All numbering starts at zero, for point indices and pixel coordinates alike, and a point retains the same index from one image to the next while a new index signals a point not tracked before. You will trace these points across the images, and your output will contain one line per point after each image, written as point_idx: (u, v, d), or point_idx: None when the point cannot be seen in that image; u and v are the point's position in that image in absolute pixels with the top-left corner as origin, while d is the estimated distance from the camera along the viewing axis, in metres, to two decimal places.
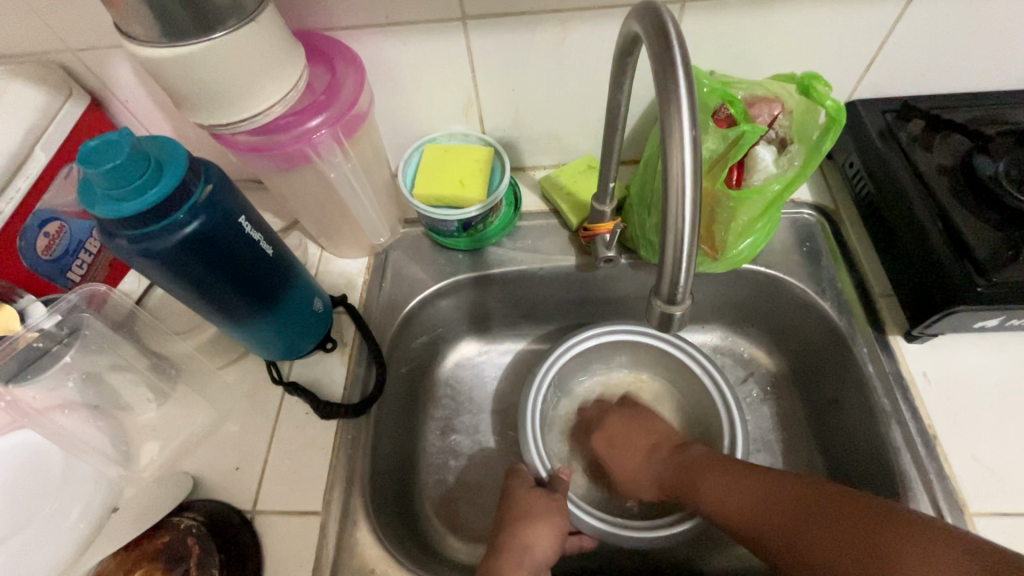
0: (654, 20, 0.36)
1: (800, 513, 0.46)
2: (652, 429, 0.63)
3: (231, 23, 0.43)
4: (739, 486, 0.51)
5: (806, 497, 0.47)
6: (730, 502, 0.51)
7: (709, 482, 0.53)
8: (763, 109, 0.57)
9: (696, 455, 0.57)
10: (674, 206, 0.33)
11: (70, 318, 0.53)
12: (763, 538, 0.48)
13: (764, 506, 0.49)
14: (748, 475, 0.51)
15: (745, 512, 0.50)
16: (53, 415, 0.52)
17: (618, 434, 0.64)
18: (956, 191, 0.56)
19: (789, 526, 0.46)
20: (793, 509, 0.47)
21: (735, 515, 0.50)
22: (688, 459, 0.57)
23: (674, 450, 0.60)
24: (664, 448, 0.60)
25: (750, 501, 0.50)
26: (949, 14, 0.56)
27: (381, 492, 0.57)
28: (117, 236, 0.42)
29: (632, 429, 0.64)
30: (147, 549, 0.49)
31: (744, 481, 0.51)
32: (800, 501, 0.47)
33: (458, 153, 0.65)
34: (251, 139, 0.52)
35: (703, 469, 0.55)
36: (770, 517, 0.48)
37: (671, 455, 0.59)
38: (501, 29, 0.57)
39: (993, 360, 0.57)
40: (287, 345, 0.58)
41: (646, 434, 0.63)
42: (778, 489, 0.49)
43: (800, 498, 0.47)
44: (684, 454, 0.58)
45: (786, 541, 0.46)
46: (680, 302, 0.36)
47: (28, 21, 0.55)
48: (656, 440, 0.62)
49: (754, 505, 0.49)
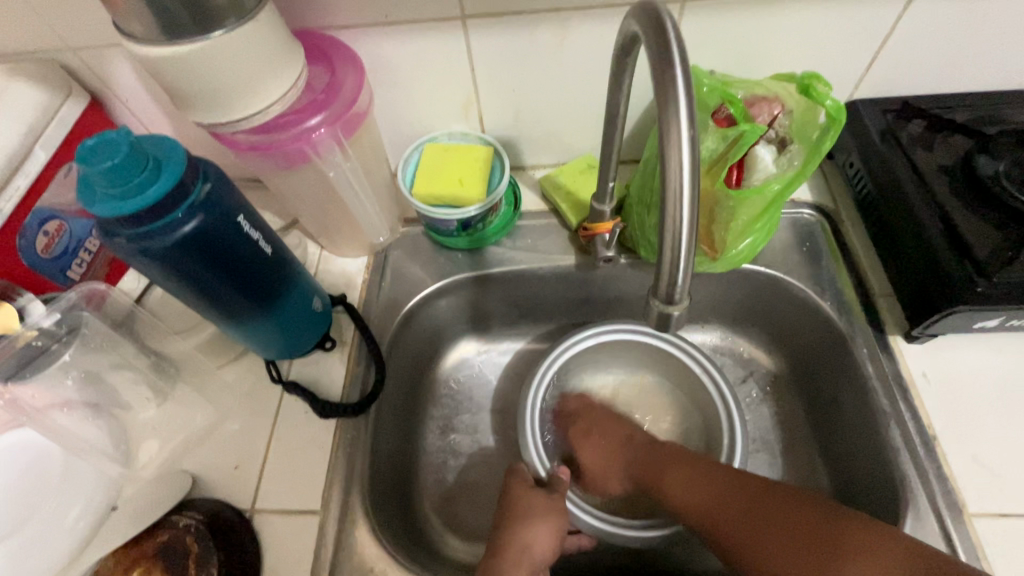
0: (652, 19, 0.35)
1: (764, 511, 0.47)
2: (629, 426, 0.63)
3: (229, 23, 0.43)
4: (704, 481, 0.51)
5: (773, 495, 0.48)
6: (691, 497, 0.51)
7: (676, 479, 0.53)
8: (764, 108, 0.56)
9: (666, 451, 0.57)
10: (672, 206, 0.33)
11: (68, 317, 0.53)
12: (720, 532, 0.48)
13: (726, 501, 0.49)
14: (714, 471, 0.52)
15: (705, 507, 0.50)
16: (52, 413, 0.51)
17: (597, 424, 0.64)
18: (957, 191, 0.56)
19: (749, 523, 0.47)
20: (757, 506, 0.47)
21: (694, 510, 0.51)
22: (657, 455, 0.57)
23: (647, 444, 0.59)
24: (637, 441, 0.60)
25: (712, 496, 0.50)
26: (950, 13, 0.56)
27: (379, 491, 0.57)
28: (115, 234, 0.41)
29: (610, 422, 0.64)
30: (146, 547, 0.49)
31: (710, 477, 0.51)
32: (767, 500, 0.47)
33: (458, 152, 0.65)
34: (251, 138, 0.52)
35: (672, 466, 0.55)
36: (730, 511, 0.48)
37: (644, 447, 0.59)
38: (500, 28, 0.57)
39: (993, 360, 0.57)
40: (286, 344, 0.58)
41: (621, 430, 0.62)
42: (745, 486, 0.49)
43: (764, 495, 0.48)
44: (654, 449, 0.58)
45: (742, 536, 0.47)
46: (678, 301, 0.36)
47: (28, 19, 0.55)
48: (630, 434, 0.62)
49: (715, 499, 0.50)
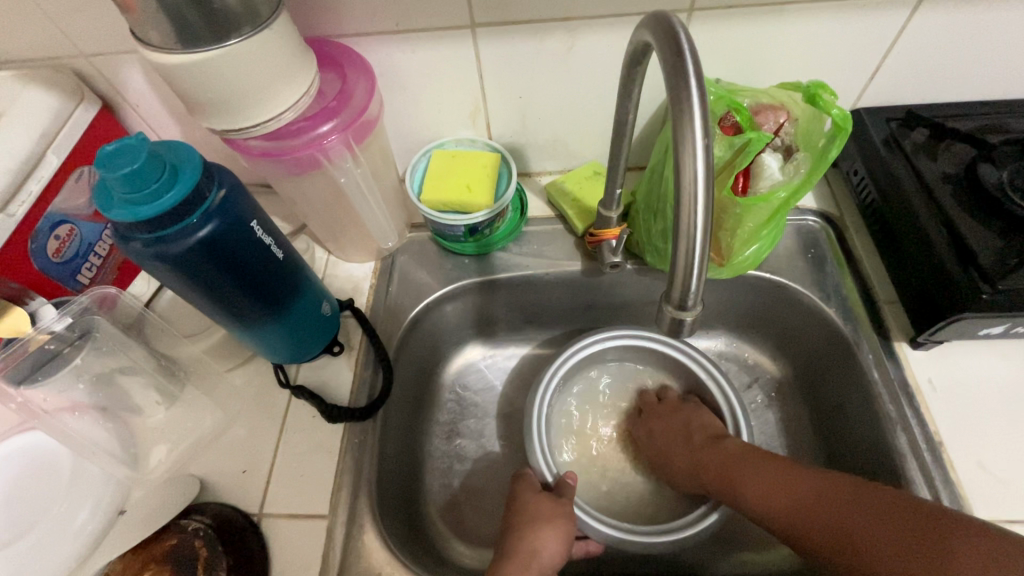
0: (665, 29, 0.36)
1: (848, 512, 0.46)
2: (683, 416, 0.63)
3: (245, 31, 0.44)
4: (784, 482, 0.51)
5: (853, 495, 0.47)
6: (773, 496, 0.51)
7: (751, 480, 0.53)
8: (770, 117, 0.57)
9: (732, 450, 0.57)
10: (687, 214, 0.33)
11: (80, 322, 0.54)
12: (811, 536, 0.48)
13: (812, 504, 0.48)
14: (792, 474, 0.51)
15: (790, 512, 0.50)
16: (64, 416, 0.53)
17: (656, 426, 0.65)
18: (961, 198, 0.57)
19: (836, 524, 0.46)
20: (840, 506, 0.47)
21: (780, 515, 0.50)
22: (722, 454, 0.57)
23: (708, 441, 0.59)
24: (697, 437, 0.60)
25: (796, 500, 0.50)
26: (954, 23, 0.57)
27: (387, 497, 0.57)
28: (131, 239, 0.42)
29: (671, 419, 0.64)
30: (155, 551, 0.48)
31: (791, 479, 0.51)
32: (850, 500, 0.47)
33: (466, 158, 0.65)
34: (262, 145, 0.52)
35: (743, 465, 0.54)
36: (816, 514, 0.48)
37: (706, 446, 0.59)
38: (510, 37, 0.57)
39: (997, 367, 0.58)
40: (295, 348, 0.58)
41: (684, 426, 0.62)
42: (825, 488, 0.49)
43: (849, 496, 0.47)
44: (719, 447, 0.58)
45: (833, 537, 0.46)
46: (691, 308, 0.36)
47: (41, 25, 0.56)
48: (690, 430, 0.61)
49: (800, 502, 0.49)
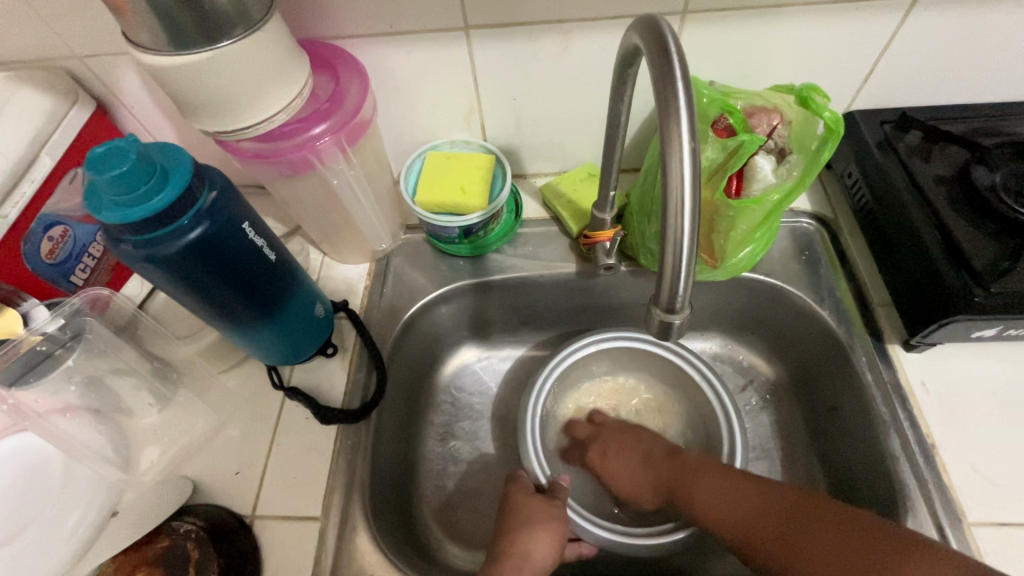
0: (653, 32, 0.36)
1: (806, 529, 0.46)
2: (637, 435, 0.63)
3: (236, 33, 0.44)
4: (739, 494, 0.51)
5: (805, 510, 0.48)
6: (730, 511, 0.51)
7: (705, 492, 0.53)
8: (763, 119, 0.57)
9: (689, 461, 0.56)
10: (673, 217, 0.33)
11: (73, 322, 0.54)
12: (762, 547, 0.48)
13: (765, 518, 0.49)
14: (743, 486, 0.51)
15: (742, 524, 0.50)
16: (54, 419, 0.52)
17: (608, 448, 0.63)
18: (955, 201, 0.57)
19: (789, 536, 0.47)
20: (792, 520, 0.48)
21: (731, 527, 0.50)
22: (680, 466, 0.57)
23: (668, 455, 0.59)
24: (657, 453, 0.60)
25: (749, 512, 0.50)
26: (947, 26, 0.57)
27: (380, 499, 0.57)
28: (122, 241, 0.42)
29: (620, 441, 0.63)
30: (147, 553, 0.48)
31: (743, 490, 0.51)
32: (802, 516, 0.47)
33: (460, 160, 0.65)
34: (255, 146, 0.52)
35: (698, 477, 0.54)
36: (768, 528, 0.48)
37: (666, 460, 0.58)
38: (503, 39, 0.57)
39: (990, 369, 0.58)
40: (288, 349, 0.58)
41: (638, 444, 0.62)
42: (778, 501, 0.49)
43: (802, 510, 0.48)
44: (676, 460, 0.58)
45: (785, 551, 0.47)
46: (679, 310, 0.36)
47: (35, 27, 0.56)
48: (647, 449, 0.61)
49: (751, 516, 0.50)
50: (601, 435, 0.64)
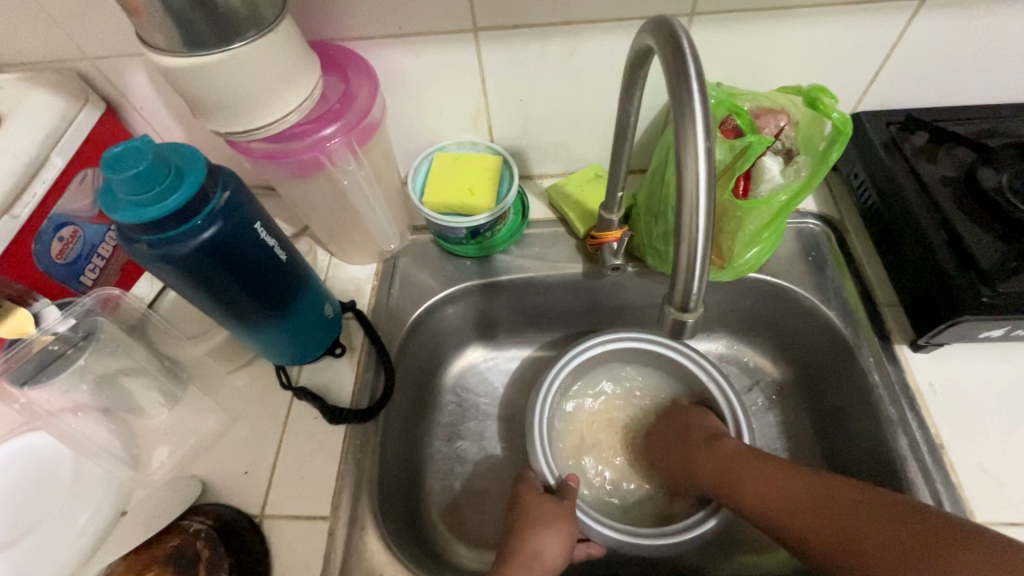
0: (667, 33, 0.36)
1: (838, 514, 0.47)
2: (684, 419, 0.64)
3: (249, 35, 0.44)
4: (776, 481, 0.52)
5: (852, 496, 0.47)
6: (769, 498, 0.51)
7: (750, 478, 0.53)
8: (770, 120, 0.58)
9: (729, 449, 0.57)
10: (688, 215, 0.33)
11: (84, 323, 0.54)
12: (806, 534, 0.48)
13: (811, 504, 0.48)
14: (788, 474, 0.52)
15: (788, 513, 0.50)
16: (65, 418, 0.53)
17: (663, 433, 0.66)
18: (961, 201, 0.57)
19: (824, 521, 0.47)
20: (839, 507, 0.47)
21: (777, 514, 0.50)
22: (718, 454, 0.57)
23: (706, 440, 0.59)
24: (696, 438, 0.60)
25: (794, 500, 0.50)
26: (953, 28, 0.57)
27: (389, 499, 0.57)
28: (137, 240, 0.42)
29: (671, 423, 0.65)
30: (156, 552, 0.48)
31: (788, 477, 0.51)
32: (835, 501, 0.47)
33: (468, 161, 0.66)
34: (265, 147, 0.52)
35: (742, 463, 0.55)
36: (812, 514, 0.48)
37: (702, 446, 0.59)
38: (512, 40, 0.58)
39: (997, 370, 0.58)
40: (296, 349, 0.58)
41: (684, 427, 0.63)
42: (824, 488, 0.49)
43: (835, 497, 0.48)
44: (715, 445, 0.58)
45: (826, 538, 0.46)
46: (694, 309, 0.37)
47: (47, 28, 0.56)
48: (688, 434, 0.62)
49: (797, 503, 0.49)
50: (660, 427, 0.67)
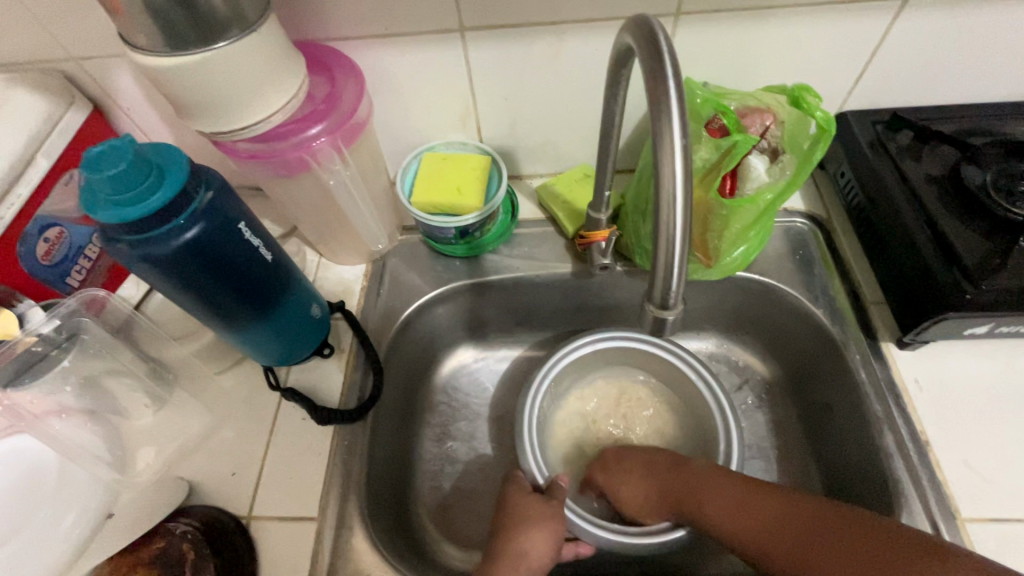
0: (645, 33, 0.36)
1: (811, 531, 0.46)
2: (642, 454, 0.61)
3: (233, 34, 0.44)
4: (746, 501, 0.51)
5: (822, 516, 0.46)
6: (742, 521, 0.50)
7: (716, 498, 0.52)
8: (756, 119, 0.58)
9: (697, 470, 0.55)
10: (666, 213, 0.34)
11: (68, 323, 0.53)
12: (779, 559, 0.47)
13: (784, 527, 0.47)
14: (757, 493, 0.51)
15: (755, 531, 0.49)
16: (51, 420, 0.51)
17: (614, 470, 0.61)
18: (946, 200, 0.57)
19: (797, 541, 0.46)
20: (813, 532, 0.46)
21: (750, 540, 0.49)
22: (688, 478, 0.55)
23: (671, 466, 0.57)
24: (660, 466, 0.58)
25: (763, 520, 0.49)
26: (936, 27, 0.57)
27: (377, 498, 0.57)
28: (117, 241, 0.42)
29: (626, 458, 0.61)
30: (143, 554, 0.49)
31: (754, 500, 0.50)
32: (806, 519, 0.47)
33: (456, 161, 0.66)
34: (252, 147, 0.52)
35: (707, 486, 0.53)
36: (783, 535, 0.47)
37: (670, 472, 0.57)
38: (498, 40, 0.58)
39: (982, 367, 0.58)
40: (284, 350, 0.58)
41: (643, 460, 0.60)
42: (795, 508, 0.48)
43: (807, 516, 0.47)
44: (681, 470, 0.56)
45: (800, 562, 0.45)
46: (672, 306, 0.37)
47: (30, 28, 0.56)
48: (650, 461, 0.60)
49: (771, 525, 0.48)
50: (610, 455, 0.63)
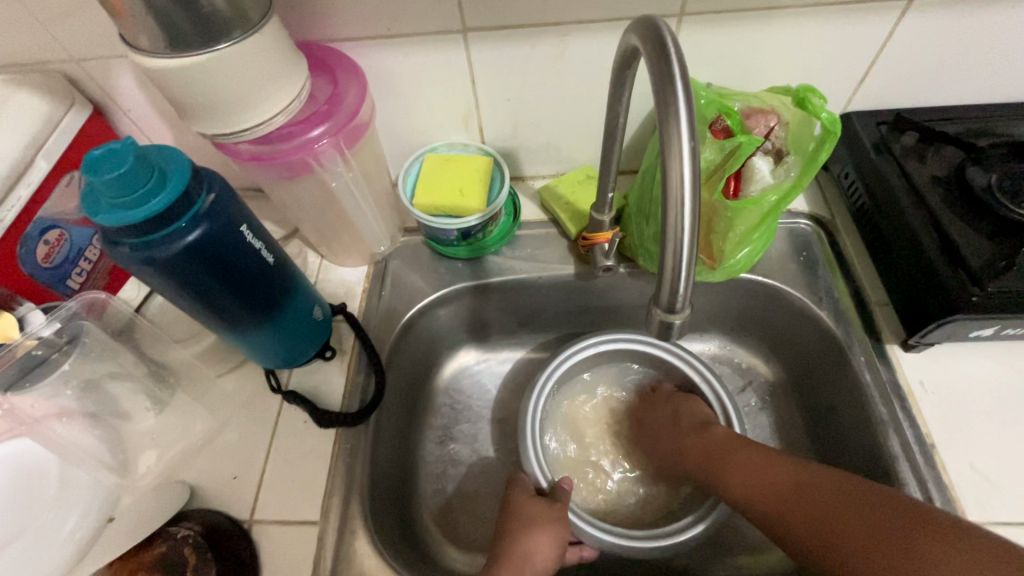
0: (652, 33, 0.36)
1: (821, 503, 0.47)
2: (673, 403, 0.64)
3: (235, 36, 0.44)
4: (762, 470, 0.52)
5: (834, 490, 0.47)
6: (757, 488, 0.51)
7: (732, 466, 0.54)
8: (760, 121, 0.57)
9: (716, 436, 0.57)
10: (673, 217, 0.33)
11: (70, 326, 0.53)
12: (786, 526, 0.48)
13: (794, 495, 0.49)
14: (773, 461, 0.52)
15: (766, 497, 0.50)
16: (51, 424, 0.51)
17: (651, 419, 0.66)
18: (951, 201, 0.57)
19: (808, 510, 0.47)
20: (824, 503, 0.47)
21: (759, 503, 0.51)
22: (708, 441, 0.57)
23: (697, 426, 0.60)
24: (685, 422, 0.61)
25: (776, 488, 0.50)
26: (941, 27, 0.57)
27: (380, 501, 0.57)
28: (119, 244, 0.42)
29: (660, 409, 0.65)
30: (144, 559, 0.48)
31: (770, 469, 0.52)
32: (817, 490, 0.48)
33: (458, 162, 0.65)
34: (253, 149, 0.52)
35: (726, 451, 0.55)
36: (793, 503, 0.49)
37: (693, 430, 0.59)
38: (501, 41, 0.58)
39: (987, 369, 0.58)
40: (286, 353, 0.58)
41: (673, 413, 0.63)
42: (807, 480, 0.49)
43: (818, 486, 0.48)
44: (702, 435, 0.58)
45: (809, 529, 0.47)
46: (679, 311, 0.36)
47: (30, 29, 0.56)
48: (679, 414, 0.62)
49: (782, 494, 0.50)
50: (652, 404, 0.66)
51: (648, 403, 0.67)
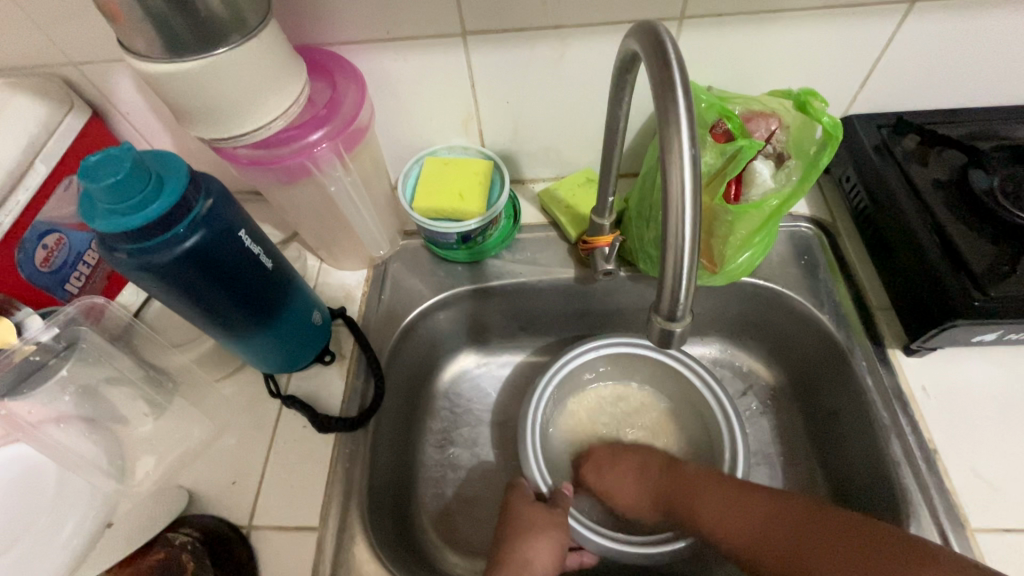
0: (652, 38, 0.36)
1: (805, 541, 0.46)
2: (635, 454, 0.62)
3: (233, 39, 0.44)
4: (739, 505, 0.51)
5: (817, 524, 0.46)
6: (736, 526, 0.50)
7: (707, 503, 0.53)
8: (761, 124, 0.57)
9: (689, 472, 0.57)
10: (673, 225, 0.33)
11: (67, 331, 0.53)
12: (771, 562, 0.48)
13: (776, 532, 0.48)
14: (747, 495, 0.51)
15: (747, 534, 0.50)
16: (48, 428, 0.50)
17: (606, 471, 0.62)
18: (953, 205, 0.57)
19: (792, 549, 0.46)
20: (807, 541, 0.46)
21: (741, 541, 0.50)
22: (681, 479, 0.56)
23: (666, 466, 0.59)
24: (655, 468, 0.60)
25: (756, 524, 0.49)
26: (943, 30, 0.57)
27: (379, 506, 0.56)
28: (116, 250, 0.41)
29: (622, 456, 0.62)
30: (141, 564, 0.47)
31: (746, 504, 0.51)
32: (799, 523, 0.47)
33: (458, 165, 0.65)
34: (252, 153, 0.52)
35: (700, 488, 0.54)
36: (776, 540, 0.48)
37: (664, 472, 0.58)
38: (501, 45, 0.57)
39: (990, 373, 0.57)
40: (285, 357, 0.58)
41: (636, 461, 0.61)
42: (786, 513, 0.48)
43: (799, 521, 0.47)
44: (675, 472, 0.58)
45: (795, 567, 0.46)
46: (680, 319, 0.36)
47: (29, 33, 0.55)
48: (644, 461, 0.61)
49: (763, 529, 0.49)
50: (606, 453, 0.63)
51: (601, 453, 0.63)
